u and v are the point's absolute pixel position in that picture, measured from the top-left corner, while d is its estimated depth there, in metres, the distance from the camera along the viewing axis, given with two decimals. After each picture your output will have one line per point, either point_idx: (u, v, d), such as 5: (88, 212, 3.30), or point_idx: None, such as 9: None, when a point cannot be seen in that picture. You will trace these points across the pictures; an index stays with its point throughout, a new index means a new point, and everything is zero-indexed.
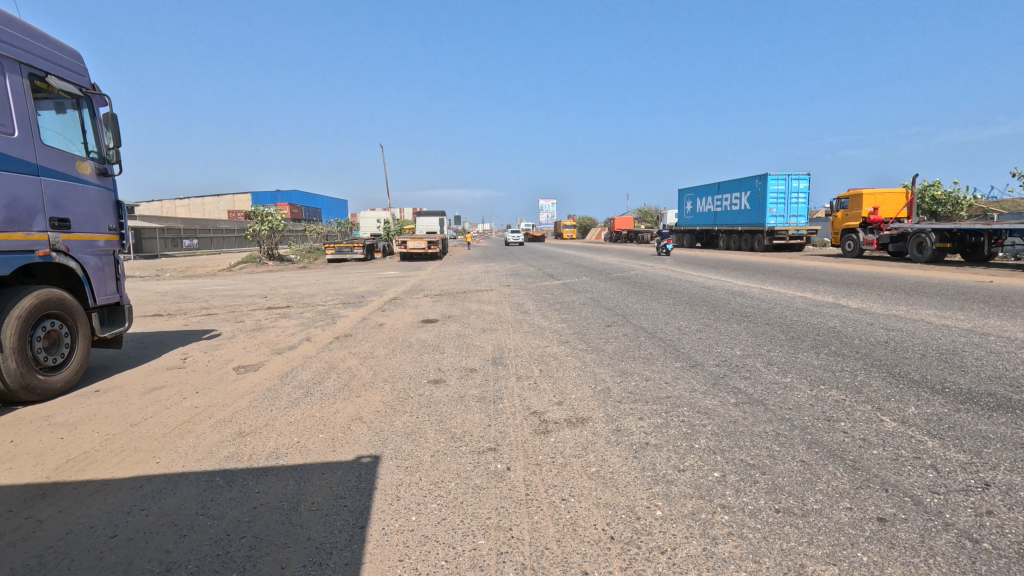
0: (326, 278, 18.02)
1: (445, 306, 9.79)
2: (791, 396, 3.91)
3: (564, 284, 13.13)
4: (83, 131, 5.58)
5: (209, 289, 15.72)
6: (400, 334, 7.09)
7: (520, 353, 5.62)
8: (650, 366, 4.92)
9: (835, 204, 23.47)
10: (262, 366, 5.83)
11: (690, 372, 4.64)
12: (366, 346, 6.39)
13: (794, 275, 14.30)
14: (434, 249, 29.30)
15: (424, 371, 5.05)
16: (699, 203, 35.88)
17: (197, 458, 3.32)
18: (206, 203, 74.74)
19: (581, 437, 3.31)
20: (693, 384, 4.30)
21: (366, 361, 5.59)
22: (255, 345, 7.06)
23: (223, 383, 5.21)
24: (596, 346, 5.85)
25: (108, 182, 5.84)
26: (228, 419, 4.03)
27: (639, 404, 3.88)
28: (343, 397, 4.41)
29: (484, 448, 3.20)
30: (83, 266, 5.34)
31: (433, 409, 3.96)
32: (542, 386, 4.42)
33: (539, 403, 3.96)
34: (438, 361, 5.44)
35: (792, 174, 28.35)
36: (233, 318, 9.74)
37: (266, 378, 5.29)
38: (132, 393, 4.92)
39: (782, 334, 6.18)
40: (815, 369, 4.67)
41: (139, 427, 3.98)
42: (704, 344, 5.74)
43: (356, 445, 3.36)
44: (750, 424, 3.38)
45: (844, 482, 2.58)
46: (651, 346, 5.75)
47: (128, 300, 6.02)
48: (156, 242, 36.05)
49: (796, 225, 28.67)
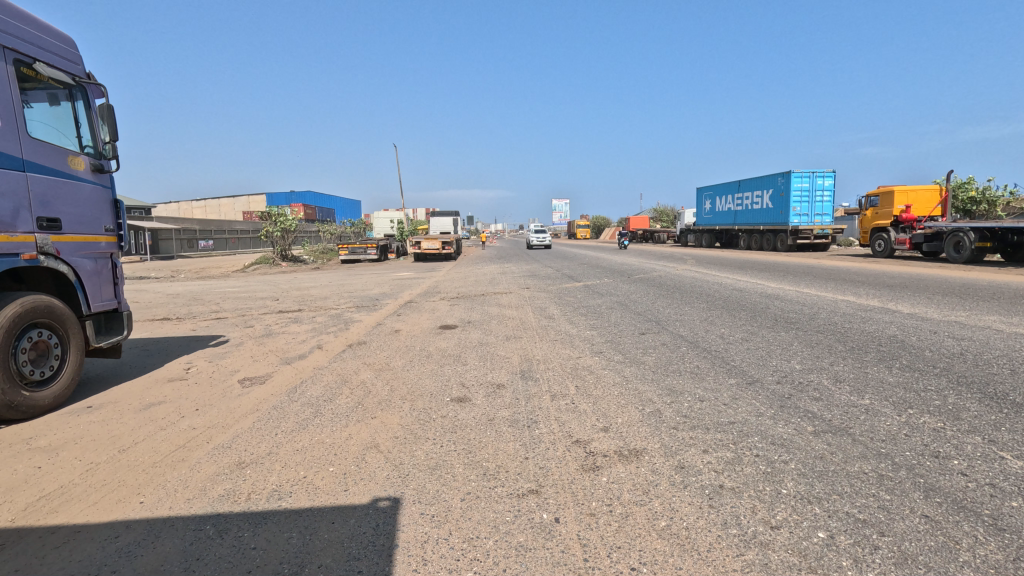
0: (339, 280, 17.66)
1: (463, 310, 9.28)
2: (879, 424, 3.32)
3: (586, 286, 12.57)
4: (77, 124, 5.18)
5: (221, 291, 15.41)
6: (418, 342, 6.61)
7: (550, 366, 5.10)
8: (700, 383, 4.35)
9: (864, 202, 22.59)
10: (269, 378, 5.37)
11: (749, 391, 4.07)
12: (382, 356, 5.90)
13: (829, 277, 13.57)
14: (449, 249, 28.87)
15: (447, 387, 4.55)
16: (718, 202, 35.04)
17: (188, 498, 2.84)
18: (222, 205, 75.21)
19: (639, 477, 2.78)
20: (757, 407, 3.73)
21: (382, 374, 5.11)
22: (264, 353, 6.60)
23: (225, 398, 4.74)
24: (634, 358, 5.29)
25: (104, 180, 5.40)
26: (226, 446, 3.55)
27: (699, 432, 3.33)
28: (357, 419, 3.92)
29: (524, 490, 2.69)
30: (76, 270, 4.90)
31: (460, 435, 3.45)
32: (582, 407, 3.89)
33: (581, 430, 3.44)
34: (461, 375, 4.93)
35: (817, 171, 27.36)
36: (243, 323, 9.33)
37: (272, 393, 4.82)
38: (127, 410, 4.47)
39: (840, 345, 5.56)
40: (894, 388, 4.07)
41: (128, 453, 3.51)
42: (756, 356, 5.15)
43: (372, 483, 2.86)
44: (842, 462, 2.82)
45: (994, 551, 2.02)
46: (695, 358, 5.18)
47: (128, 305, 5.59)
48: (173, 243, 36.11)
49: (821, 224, 27.77)
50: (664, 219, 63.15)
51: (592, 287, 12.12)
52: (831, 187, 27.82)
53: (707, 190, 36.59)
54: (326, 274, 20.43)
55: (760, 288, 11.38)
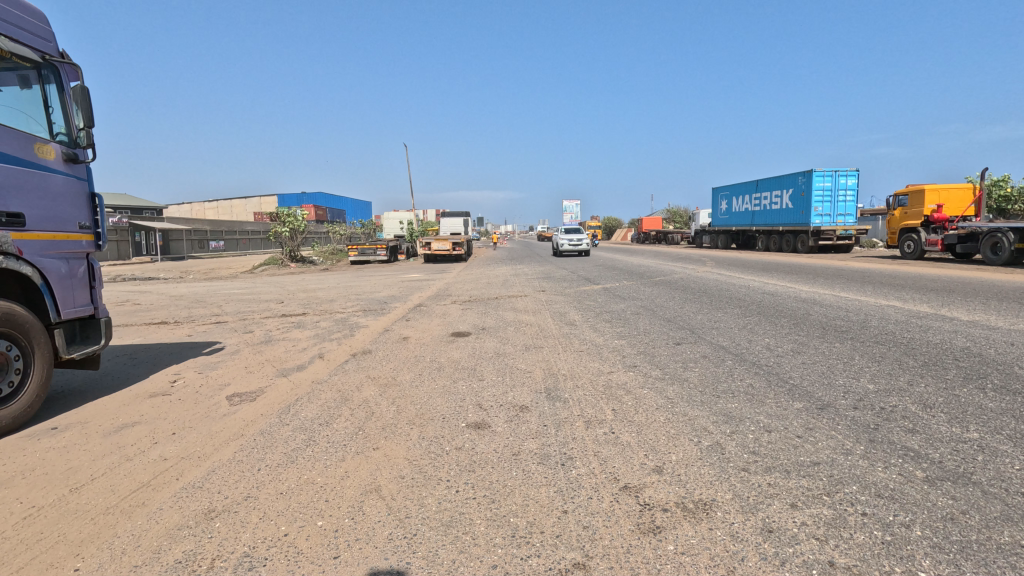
0: (348, 282, 17.13)
1: (476, 315, 8.62)
2: (1007, 468, 2.64)
3: (606, 288, 11.91)
4: (47, 107, 4.61)
5: (225, 294, 14.90)
6: (428, 352, 5.98)
7: (579, 383, 4.46)
8: (761, 407, 3.68)
9: (890, 201, 21.71)
10: (262, 394, 4.77)
11: (825, 420, 3.39)
12: (389, 369, 5.27)
13: (863, 280, 12.76)
14: (460, 250, 28.30)
15: (461, 409, 3.91)
16: (735, 202, 34.14)
17: (136, 565, 2.23)
18: (234, 207, 75.42)
19: (717, 544, 2.14)
20: (841, 441, 3.05)
21: (387, 391, 4.50)
22: (259, 364, 6.01)
23: (208, 419, 4.15)
24: (676, 374, 4.62)
25: (79, 171, 4.83)
26: (197, 486, 2.94)
27: (779, 476, 2.66)
28: (356, 450, 3.30)
29: (567, 565, 2.06)
30: (43, 273, 4.34)
31: (480, 477, 2.81)
32: (625, 439, 3.24)
33: (630, 472, 2.80)
34: (478, 393, 4.29)
35: (840, 170, 26.61)
36: (243, 327, 8.77)
37: (263, 413, 4.22)
38: (95, 433, 3.89)
39: (910, 360, 4.86)
40: (1001, 416, 3.37)
41: (79, 494, 2.92)
42: (817, 373, 4.46)
43: (371, 548, 2.24)
44: (986, 527, 2.15)
45: None
46: (745, 374, 4.50)
47: (106, 311, 5.04)
48: (183, 244, 35.85)
49: (844, 225, 26.84)
50: (672, 220, 64.54)
51: (612, 290, 11.46)
52: (854, 186, 26.91)
53: (723, 190, 35.72)
54: (336, 276, 19.92)
55: (792, 292, 10.65)
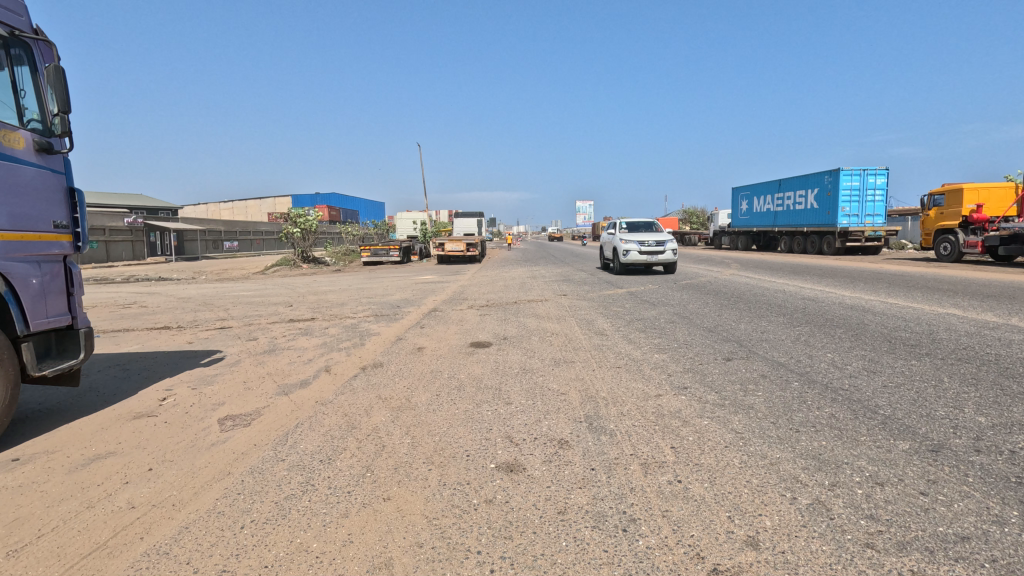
0: (360, 283, 16.61)
1: (495, 323, 7.96)
2: None
3: (631, 292, 11.24)
4: (17, 89, 4.05)
5: (236, 296, 14.47)
6: (446, 366, 5.35)
7: (625, 410, 3.80)
8: (858, 448, 2.99)
9: (924, 201, 20.74)
10: (258, 418, 4.17)
11: (949, 469, 2.69)
12: (402, 388, 4.64)
13: (906, 284, 11.92)
14: (474, 252, 27.76)
15: (489, 445, 3.28)
16: (756, 202, 33.18)
17: None
18: (249, 207, 75.92)
19: None
20: (985, 504, 2.35)
21: (401, 416, 3.89)
22: (259, 378, 5.43)
23: (194, 450, 3.57)
24: (737, 399, 3.94)
25: (54, 162, 4.27)
26: (164, 550, 2.35)
27: (922, 561, 1.99)
28: (363, 500, 2.69)
29: None
30: (9, 279, 3.80)
31: (520, 550, 2.18)
32: (697, 492, 2.59)
33: (716, 547, 2.14)
34: (506, 423, 3.65)
35: (868, 169, 25.67)
36: (247, 334, 8.23)
37: (257, 443, 3.62)
38: (60, 467, 3.32)
39: (1014, 383, 4.11)
40: None
41: (16, 561, 2.33)
42: (907, 401, 3.76)
43: None
44: None
45: None
46: (821, 401, 3.81)
47: (86, 321, 4.50)
48: (197, 244, 35.77)
49: (872, 226, 25.85)
50: (689, 220, 63.86)
51: (639, 294, 10.79)
52: (883, 186, 25.96)
53: (744, 190, 34.78)
54: (350, 277, 19.45)
55: (835, 298, 9.88)
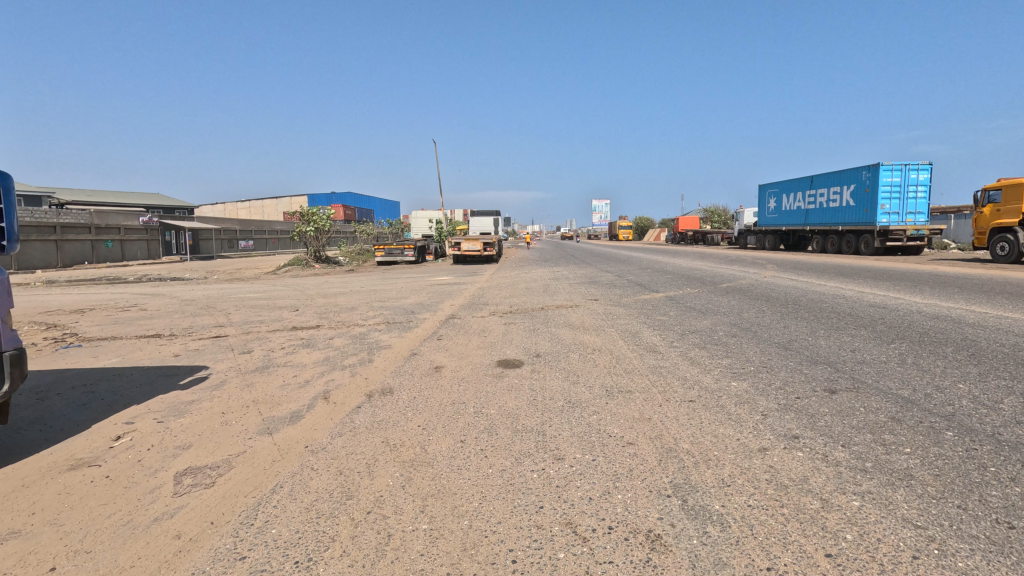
0: (373, 286, 15.61)
1: (524, 335, 6.88)
2: None
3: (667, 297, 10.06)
4: None
5: (243, 297, 13.54)
6: (470, 396, 4.27)
7: (728, 479, 2.68)
8: None
9: (978, 197, 19.19)
10: (225, 474, 3.13)
11: None
12: (416, 430, 3.58)
13: (976, 288, 10.66)
14: (491, 252, 26.71)
15: (545, 543, 2.21)
16: (786, 201, 31.69)
17: None
18: (266, 206, 75.92)
19: None
20: None
21: (411, 482, 2.81)
22: (242, 408, 4.41)
23: (126, 531, 2.54)
24: (886, 462, 2.79)
25: None
26: None
27: None
28: None
29: None
30: None
31: None
32: None
33: None
34: (563, 497, 2.58)
35: (910, 163, 24.18)
36: (242, 345, 7.24)
37: (215, 520, 2.58)
38: None
39: None
40: None
41: None
42: None
43: None
44: None
45: None
46: (1016, 471, 2.64)
47: (14, 341, 3.54)
48: (211, 243, 35.20)
49: (914, 224, 24.26)
50: (710, 219, 61.95)
51: (678, 300, 9.64)
52: (925, 182, 24.41)
53: (772, 187, 33.27)
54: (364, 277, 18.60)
55: (906, 305, 8.63)
